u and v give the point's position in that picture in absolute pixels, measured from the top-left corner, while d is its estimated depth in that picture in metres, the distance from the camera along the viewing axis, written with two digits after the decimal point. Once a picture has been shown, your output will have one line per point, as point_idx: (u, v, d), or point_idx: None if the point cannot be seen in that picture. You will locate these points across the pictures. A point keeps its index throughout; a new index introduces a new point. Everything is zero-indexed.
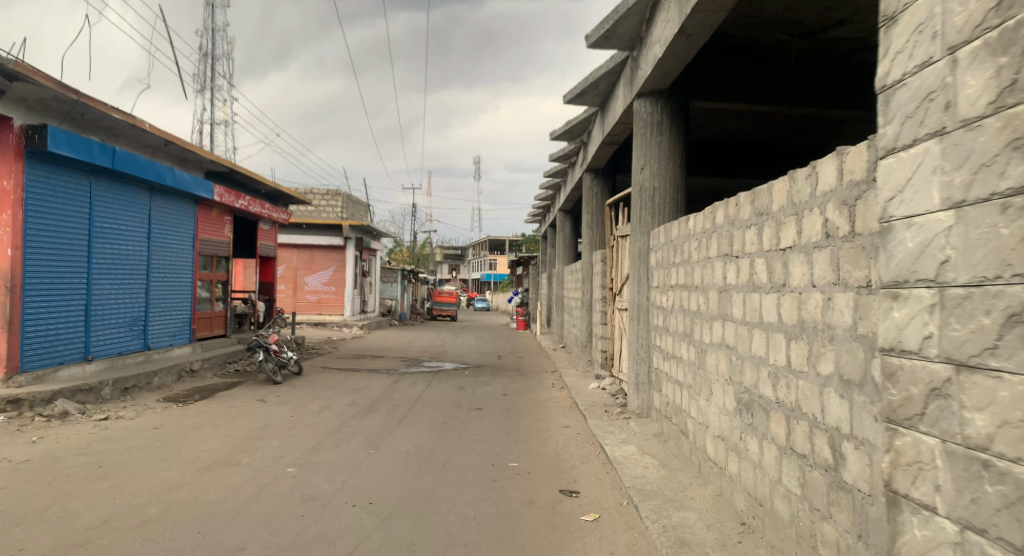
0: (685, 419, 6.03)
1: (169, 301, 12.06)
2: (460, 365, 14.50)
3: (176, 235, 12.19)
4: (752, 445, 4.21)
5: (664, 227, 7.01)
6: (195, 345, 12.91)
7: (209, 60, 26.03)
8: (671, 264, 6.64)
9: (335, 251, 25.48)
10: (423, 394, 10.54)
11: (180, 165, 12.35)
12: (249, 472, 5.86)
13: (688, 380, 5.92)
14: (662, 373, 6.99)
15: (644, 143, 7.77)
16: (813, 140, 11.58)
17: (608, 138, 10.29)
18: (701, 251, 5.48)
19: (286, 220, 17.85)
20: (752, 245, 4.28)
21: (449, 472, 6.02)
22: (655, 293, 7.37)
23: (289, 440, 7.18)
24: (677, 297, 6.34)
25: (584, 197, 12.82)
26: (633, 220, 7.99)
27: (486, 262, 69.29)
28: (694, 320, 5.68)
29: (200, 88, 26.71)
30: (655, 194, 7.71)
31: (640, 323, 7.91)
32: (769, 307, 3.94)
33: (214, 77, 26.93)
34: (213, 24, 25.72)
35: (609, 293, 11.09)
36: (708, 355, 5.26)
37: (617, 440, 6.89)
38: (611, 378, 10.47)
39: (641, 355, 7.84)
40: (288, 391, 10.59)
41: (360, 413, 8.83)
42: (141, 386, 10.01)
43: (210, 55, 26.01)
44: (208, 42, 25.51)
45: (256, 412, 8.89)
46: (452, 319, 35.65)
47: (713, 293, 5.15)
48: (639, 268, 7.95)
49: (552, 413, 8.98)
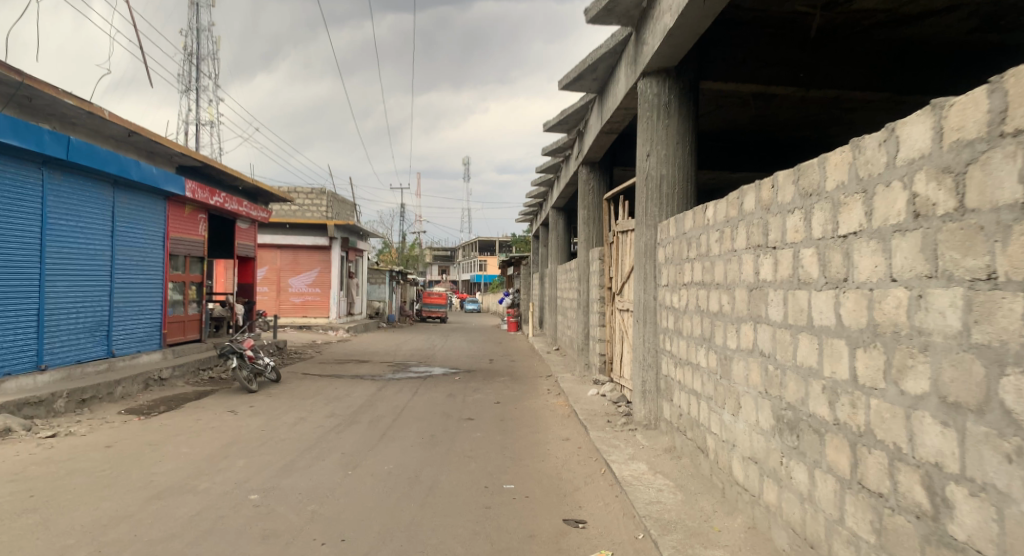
0: (704, 435, 5.32)
1: (136, 305, 11.29)
2: (450, 369, 13.77)
3: (144, 234, 11.43)
4: (798, 473, 3.51)
5: (674, 218, 6.31)
6: (166, 351, 12.12)
7: (193, 60, 25.25)
8: (683, 259, 5.95)
9: (320, 252, 24.67)
10: (409, 402, 9.80)
11: (148, 159, 11.58)
12: (205, 500, 5.13)
13: (707, 390, 5.22)
14: (674, 382, 6.28)
15: (650, 127, 7.07)
16: (822, 128, 11.03)
17: (607, 127, 9.60)
18: (724, 243, 4.78)
19: (266, 218, 17.05)
20: (797, 232, 3.59)
21: (436, 498, 5.30)
22: (664, 291, 6.68)
23: (257, 458, 6.44)
24: (692, 296, 5.64)
25: (580, 191, 12.12)
26: (638, 212, 7.27)
27: (476, 263, 68.57)
28: (715, 322, 4.98)
29: (185, 89, 25.93)
30: (662, 182, 7.01)
31: (646, 326, 7.20)
32: (824, 306, 3.25)
33: (198, 76, 26.09)
34: (198, 23, 24.95)
35: (608, 292, 10.40)
36: (734, 362, 4.56)
37: (625, 456, 6.19)
38: (611, 384, 9.76)
39: (648, 361, 7.12)
40: (264, 400, 9.82)
41: (339, 426, 8.09)
42: (101, 397, 9.24)
43: (195, 54, 25.23)
44: (193, 40, 24.68)
45: (225, 425, 8.13)
46: (442, 321, 34.93)
47: (740, 291, 4.46)
48: (644, 265, 7.23)
49: (550, 423, 8.26)
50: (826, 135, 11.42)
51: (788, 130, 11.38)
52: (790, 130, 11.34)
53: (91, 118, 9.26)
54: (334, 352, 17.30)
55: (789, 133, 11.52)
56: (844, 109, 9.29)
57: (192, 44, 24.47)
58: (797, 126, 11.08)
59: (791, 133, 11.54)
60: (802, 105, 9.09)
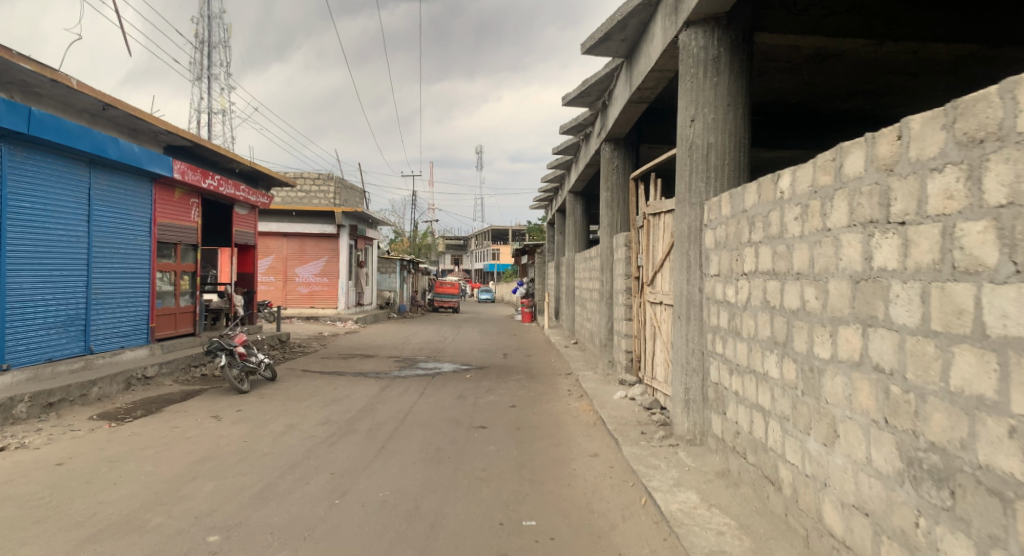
0: (773, 463, 4.28)
1: (120, 297, 10.40)
2: (461, 365, 12.77)
3: (127, 219, 10.53)
4: (957, 547, 2.57)
5: (729, 194, 5.27)
6: (154, 346, 11.21)
7: (205, 48, 24.29)
8: (743, 242, 4.90)
9: (327, 240, 23.72)
10: (414, 406, 8.78)
11: (130, 137, 10.61)
12: (152, 544, 4.13)
13: (778, 409, 4.17)
14: (727, 391, 5.25)
15: (695, 88, 5.98)
16: (873, 97, 9.96)
17: (636, 95, 8.50)
18: (810, 219, 3.73)
19: (268, 204, 16.08)
20: (949, 199, 2.64)
21: (441, 538, 4.31)
22: (713, 281, 5.66)
23: (232, 480, 5.47)
24: (757, 286, 4.60)
25: (602, 171, 11.03)
26: (679, 186, 6.21)
27: (490, 252, 67.42)
28: (794, 324, 3.95)
29: (196, 78, 25.01)
30: (709, 151, 5.94)
31: (689, 323, 6.10)
32: (1016, 308, 2.37)
33: (209, 64, 25.15)
34: (209, 10, 23.97)
35: (635, 283, 9.36)
36: (824, 375, 3.51)
37: (668, 482, 5.16)
38: (640, 386, 8.72)
39: (692, 365, 6.07)
40: (253, 403, 8.84)
41: (333, 436, 7.11)
42: (72, 400, 8.32)
43: (207, 42, 24.27)
44: (203, 26, 23.76)
45: (204, 435, 7.11)
46: (455, 311, 33.92)
47: (836, 281, 3.41)
48: (687, 252, 6.14)
49: (574, 433, 7.25)
50: (876, 106, 10.35)
51: (835, 101, 10.31)
52: (835, 102, 10.31)
53: (56, 88, 8.41)
54: (339, 346, 16.30)
55: (834, 106, 10.48)
56: (908, 66, 8.22)
57: (204, 32, 23.51)
58: (845, 96, 10.02)
59: (836, 105, 10.48)
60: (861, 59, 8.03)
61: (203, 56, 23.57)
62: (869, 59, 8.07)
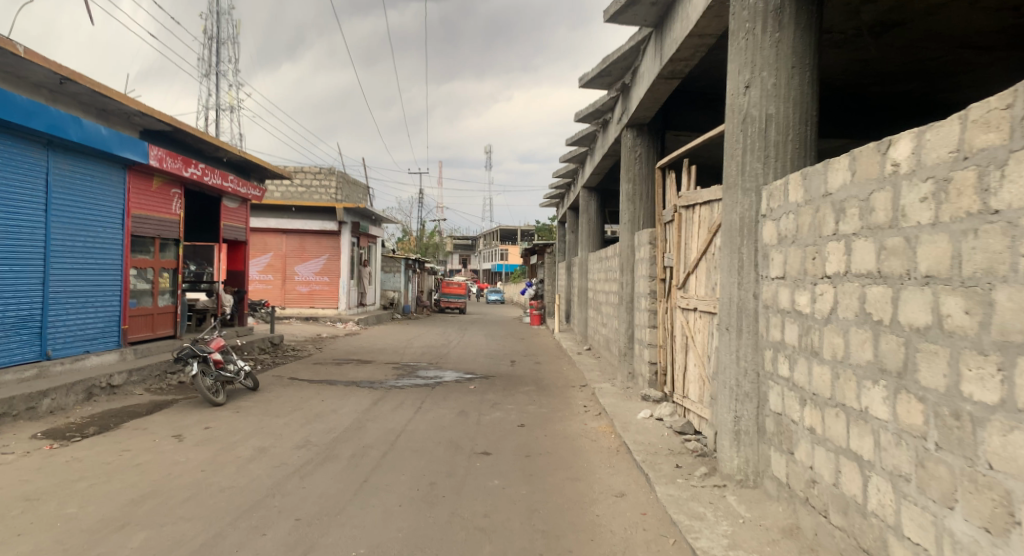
0: (877, 536, 3.16)
1: (84, 296, 9.35)
2: (464, 373, 11.65)
3: (94, 209, 9.48)
4: None
5: (801, 173, 4.19)
6: (126, 351, 10.13)
7: (214, 44, 23.31)
8: (826, 233, 3.80)
9: (328, 237, 22.65)
10: (409, 424, 7.65)
11: (100, 118, 9.56)
12: None
13: (887, 462, 3.07)
14: (798, 427, 4.13)
15: (751, 47, 4.94)
16: (934, 76, 8.89)
17: (667, 70, 7.44)
18: (952, 198, 2.69)
19: (260, 197, 15.02)
20: None
21: None
22: (775, 286, 4.58)
23: (172, 526, 4.42)
24: (849, 293, 3.51)
25: (624, 161, 9.89)
26: (730, 167, 5.14)
27: (498, 253, 66.26)
28: (922, 348, 2.83)
29: (204, 75, 24.05)
30: (768, 124, 4.88)
31: (740, 337, 4.99)
32: None
33: (217, 60, 24.22)
34: (218, 5, 23.02)
35: (661, 285, 8.25)
36: (986, 428, 2.49)
37: (721, 542, 4.03)
38: (669, 404, 7.61)
39: (743, 389, 4.94)
40: (224, 419, 7.74)
41: (309, 464, 6.04)
42: (16, 414, 7.25)
43: (216, 39, 23.31)
44: (211, 21, 22.86)
45: (158, 460, 5.99)
46: (462, 312, 32.82)
47: (1009, 289, 2.43)
48: (738, 249, 5.03)
49: (594, 463, 6.13)
50: (933, 89, 9.32)
51: (887, 84, 9.27)
52: (887, 85, 9.24)
53: (2, 56, 7.37)
54: (335, 349, 15.19)
55: (885, 89, 9.40)
56: (989, 19, 7.19)
57: (211, 27, 22.56)
58: (900, 76, 8.97)
59: (888, 89, 9.41)
60: (935, 8, 6.98)
61: (209, 52, 22.62)
62: (943, 10, 7.03)
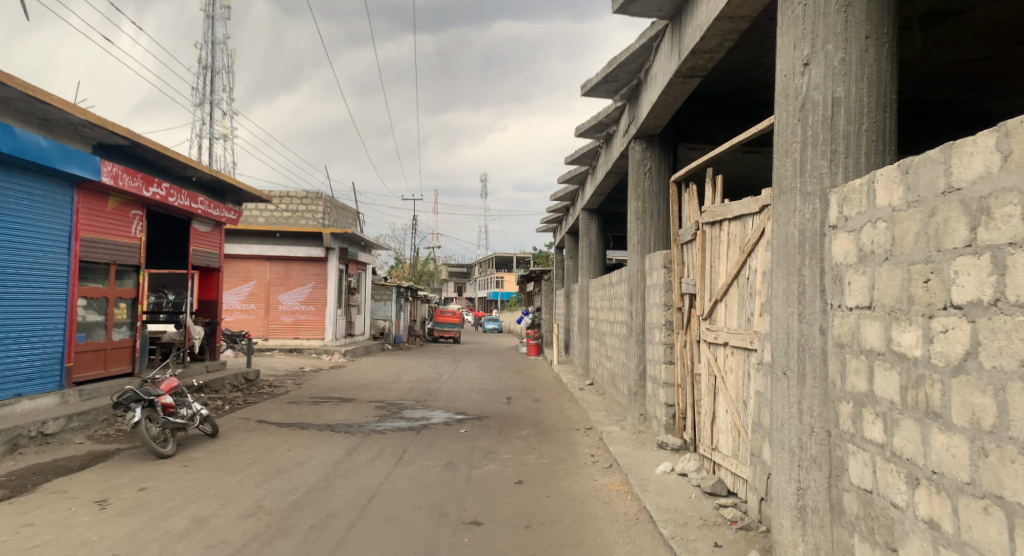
0: None
1: (13, 331, 8.13)
2: (455, 413, 10.43)
3: (29, 231, 8.33)
4: None
5: (903, 163, 3.05)
6: (69, 393, 8.89)
7: (208, 73, 22.37)
8: (952, 245, 2.70)
9: (314, 264, 21.48)
10: (385, 482, 6.43)
11: (41, 129, 8.46)
12: None
13: None
14: (907, 515, 2.95)
15: (810, 14, 3.89)
16: (981, 80, 7.84)
17: (686, 66, 6.38)
18: None
19: (235, 221, 13.89)
20: None
21: None
22: (855, 319, 3.44)
23: None
24: (1004, 332, 2.47)
25: (632, 177, 8.78)
26: (785, 165, 4.03)
27: (494, 280, 65.07)
28: None
29: (195, 102, 23.09)
30: (836, 110, 3.79)
31: (804, 384, 3.82)
32: None
33: (211, 88, 23.29)
34: (211, 34, 22.16)
35: (680, 315, 7.08)
36: None
37: None
38: (692, 456, 6.43)
39: (812, 454, 3.75)
40: (166, 477, 6.52)
41: (253, 541, 4.82)
42: None
43: (210, 67, 22.36)
44: (203, 47, 21.96)
45: (64, 539, 4.77)
46: (456, 341, 31.56)
47: None
48: (798, 271, 3.89)
49: (612, 539, 4.91)
50: (976, 95, 8.28)
51: (925, 92, 8.24)
52: (925, 91, 8.21)
53: None
54: (315, 385, 13.94)
55: (921, 97, 8.37)
56: None
57: (206, 56, 21.62)
58: (941, 82, 7.93)
59: (925, 96, 8.38)
60: None
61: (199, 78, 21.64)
62: None
